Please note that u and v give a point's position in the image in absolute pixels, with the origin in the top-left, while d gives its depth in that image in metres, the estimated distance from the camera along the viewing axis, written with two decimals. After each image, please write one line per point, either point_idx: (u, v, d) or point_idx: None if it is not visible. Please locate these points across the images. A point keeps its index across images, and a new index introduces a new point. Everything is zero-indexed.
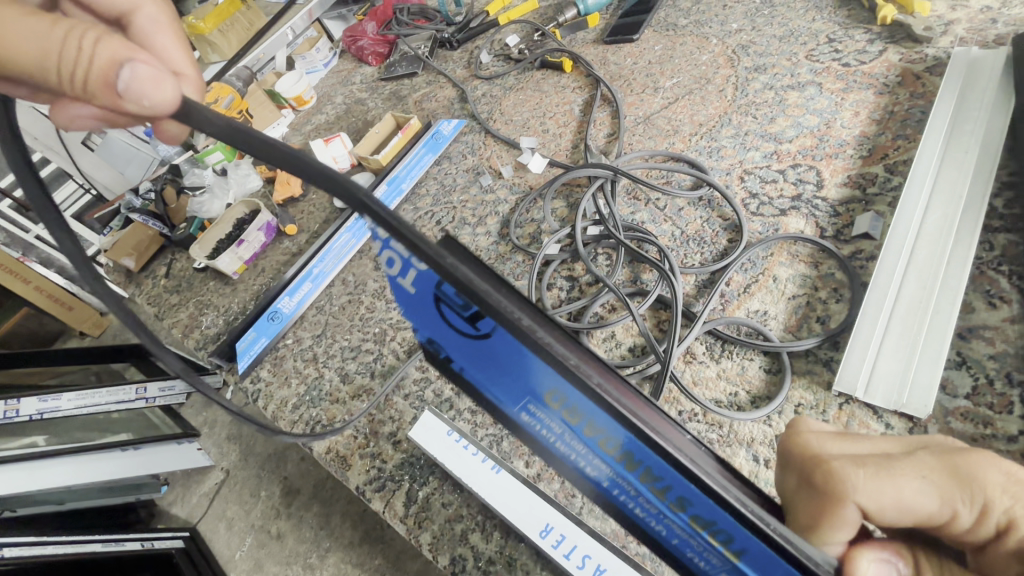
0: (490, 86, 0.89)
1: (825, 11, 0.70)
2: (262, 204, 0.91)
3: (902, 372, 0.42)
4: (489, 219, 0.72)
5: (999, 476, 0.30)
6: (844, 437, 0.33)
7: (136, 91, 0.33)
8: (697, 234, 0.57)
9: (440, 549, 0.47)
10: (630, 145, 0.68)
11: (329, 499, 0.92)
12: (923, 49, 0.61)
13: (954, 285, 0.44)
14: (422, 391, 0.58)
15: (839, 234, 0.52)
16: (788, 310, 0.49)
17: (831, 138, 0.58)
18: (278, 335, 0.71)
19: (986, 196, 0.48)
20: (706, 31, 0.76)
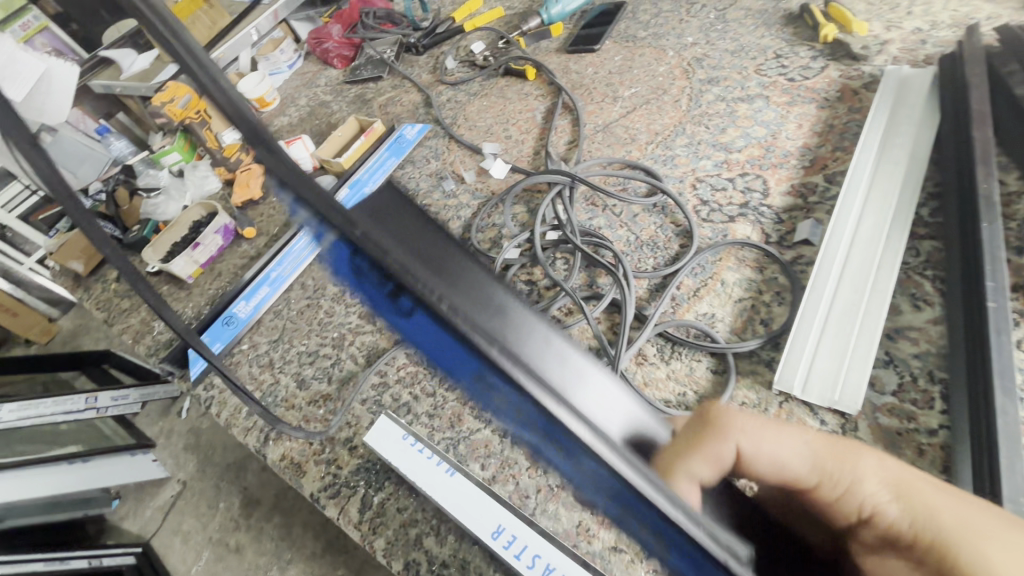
0: (455, 92, 0.90)
1: (773, 28, 0.74)
2: (219, 206, 0.88)
3: (835, 371, 0.44)
4: (451, 223, 0.72)
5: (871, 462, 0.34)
6: None
7: None
8: (650, 239, 0.58)
9: (395, 554, 0.46)
10: (589, 153, 0.70)
11: (290, 510, 0.90)
12: (861, 67, 0.64)
13: (883, 289, 0.47)
14: (380, 395, 0.58)
15: (782, 240, 0.54)
16: (734, 313, 0.51)
17: (777, 149, 0.61)
18: (233, 340, 0.69)
19: (912, 205, 0.51)
20: (663, 44, 0.79)
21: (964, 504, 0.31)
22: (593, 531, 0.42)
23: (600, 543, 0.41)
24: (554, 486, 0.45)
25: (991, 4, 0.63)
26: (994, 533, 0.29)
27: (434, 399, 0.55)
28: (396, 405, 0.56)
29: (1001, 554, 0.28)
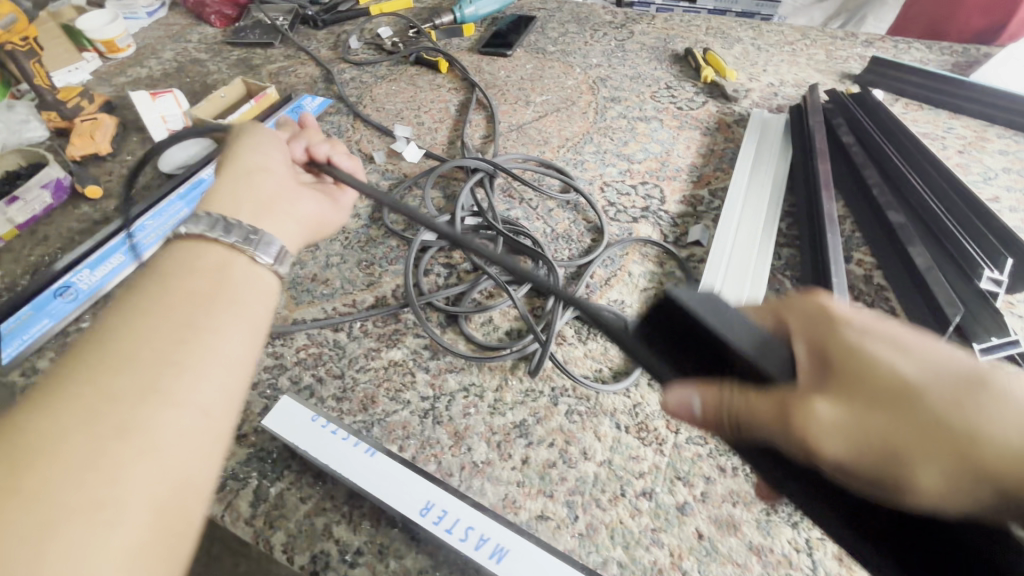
0: (360, 72, 0.87)
1: (664, 64, 0.84)
2: (48, 154, 0.69)
3: None
4: (358, 201, 0.67)
5: (875, 408, 0.27)
6: (887, 350, 0.29)
7: (313, 211, 0.48)
8: (565, 233, 0.61)
9: (296, 548, 0.41)
10: (504, 149, 0.73)
11: None
12: (733, 107, 0.76)
13: (761, 276, 0.55)
14: (275, 378, 0.51)
15: (677, 240, 0.60)
16: (640, 300, 0.55)
17: (670, 164, 0.69)
18: (68, 317, 0.57)
19: (778, 220, 0.61)
20: (571, 61, 0.86)
21: (890, 437, 0.26)
22: (520, 502, 0.42)
23: (527, 513, 0.42)
24: (478, 462, 0.44)
25: (820, 73, 0.80)
26: (930, 459, 0.26)
27: (342, 381, 0.50)
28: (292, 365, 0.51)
29: (936, 478, 0.26)
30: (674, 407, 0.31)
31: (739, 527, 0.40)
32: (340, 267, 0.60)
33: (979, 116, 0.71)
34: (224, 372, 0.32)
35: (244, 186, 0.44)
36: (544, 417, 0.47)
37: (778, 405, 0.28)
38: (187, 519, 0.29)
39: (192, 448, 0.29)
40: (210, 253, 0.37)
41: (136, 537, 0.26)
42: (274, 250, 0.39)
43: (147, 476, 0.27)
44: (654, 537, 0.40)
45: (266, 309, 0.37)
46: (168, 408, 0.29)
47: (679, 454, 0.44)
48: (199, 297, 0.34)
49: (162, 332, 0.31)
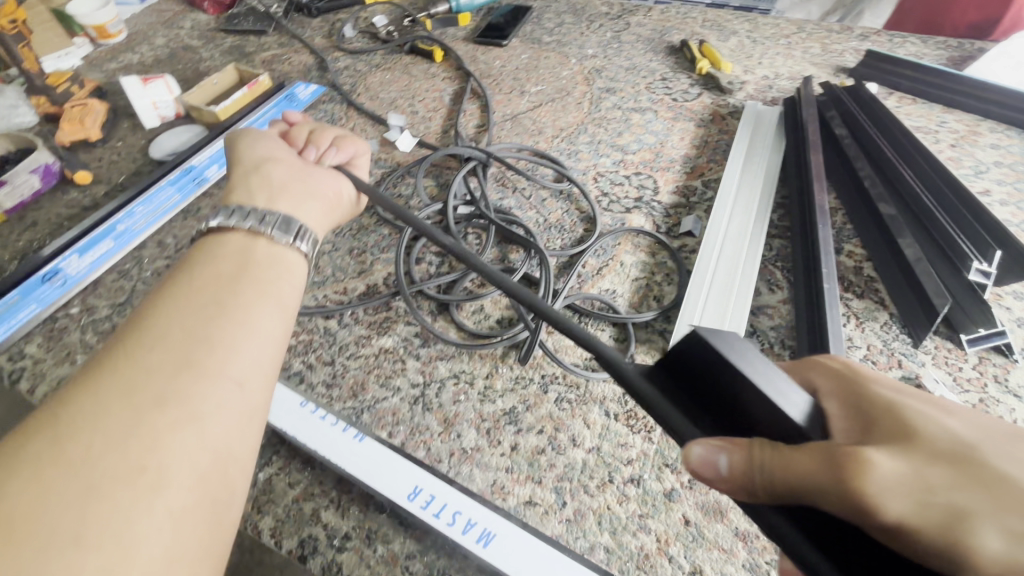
0: (355, 61, 0.86)
1: (659, 55, 0.84)
2: (37, 139, 0.68)
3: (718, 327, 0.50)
4: None
5: (924, 454, 0.23)
6: (930, 404, 0.25)
7: (326, 185, 0.50)
8: (557, 222, 0.61)
9: (284, 533, 0.41)
10: (498, 138, 0.72)
11: None
12: (727, 99, 0.76)
13: (752, 266, 0.55)
14: None
15: (670, 231, 0.60)
16: (632, 290, 0.55)
17: (664, 155, 0.68)
18: (56, 303, 0.56)
19: (769, 211, 0.61)
20: (566, 51, 0.86)
21: (941, 486, 0.22)
22: (508, 488, 0.42)
23: (515, 498, 0.42)
24: (467, 449, 0.44)
25: (815, 67, 0.80)
26: (991, 516, 0.21)
27: (332, 368, 0.50)
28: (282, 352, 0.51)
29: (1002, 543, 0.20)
30: (696, 465, 0.27)
31: (725, 513, 0.41)
32: (331, 255, 0.60)
33: (972, 111, 0.71)
34: (260, 345, 0.33)
35: (254, 178, 0.46)
36: (533, 404, 0.47)
37: (818, 452, 0.24)
38: (230, 488, 0.28)
39: (234, 417, 0.29)
40: (235, 246, 0.38)
41: (184, 499, 0.26)
42: (290, 228, 0.41)
43: (191, 442, 0.27)
44: (640, 523, 0.40)
45: (294, 294, 0.38)
46: (207, 378, 0.29)
47: (667, 441, 0.44)
48: (227, 283, 0.35)
49: (198, 311, 0.32)
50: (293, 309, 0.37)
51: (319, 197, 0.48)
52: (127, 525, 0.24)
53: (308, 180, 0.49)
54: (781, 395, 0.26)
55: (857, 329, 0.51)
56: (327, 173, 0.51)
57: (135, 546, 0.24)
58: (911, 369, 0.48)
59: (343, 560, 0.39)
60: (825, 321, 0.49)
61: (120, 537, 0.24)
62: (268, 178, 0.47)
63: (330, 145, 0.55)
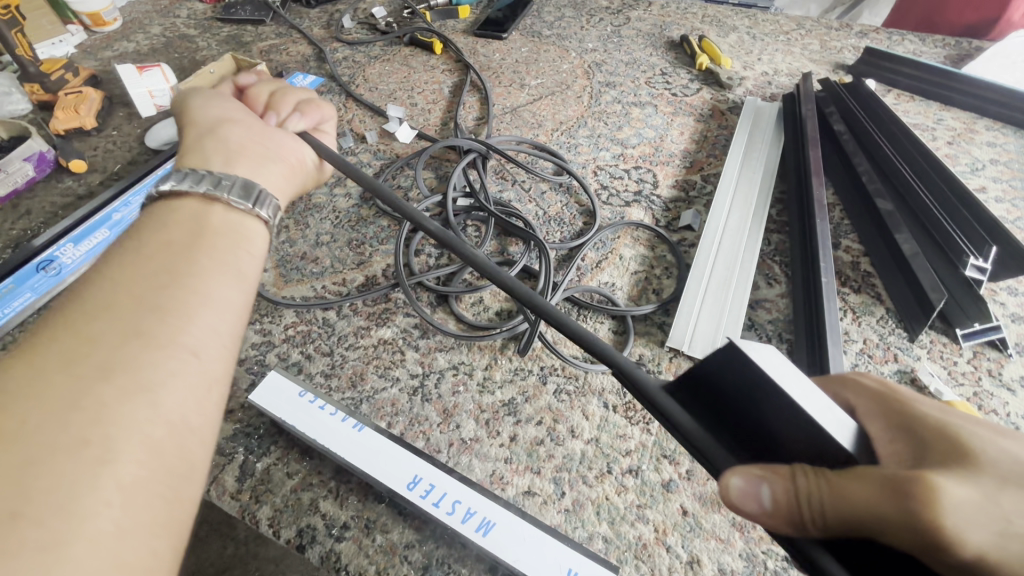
0: (354, 52, 0.85)
1: (659, 50, 0.84)
2: (31, 127, 0.68)
3: (716, 321, 0.51)
4: (350, 180, 0.66)
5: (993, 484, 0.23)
6: (983, 425, 0.26)
7: (290, 145, 0.50)
8: (557, 216, 0.61)
9: (283, 522, 0.40)
10: (498, 131, 0.72)
11: None
12: (727, 94, 0.76)
13: (749, 261, 0.56)
14: (263, 355, 0.50)
15: (669, 224, 0.60)
16: (631, 283, 0.55)
17: (663, 150, 0.69)
18: (51, 292, 0.56)
19: (768, 206, 0.61)
20: (567, 45, 0.85)
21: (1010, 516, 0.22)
22: (507, 478, 0.42)
23: (514, 489, 0.42)
24: (466, 439, 0.44)
25: (814, 63, 0.80)
26: None
27: (331, 358, 0.50)
28: (281, 343, 0.51)
29: None
30: (738, 498, 0.26)
31: (723, 504, 0.41)
32: (329, 246, 0.60)
33: (969, 109, 0.71)
34: (217, 316, 0.32)
35: (210, 141, 0.45)
36: (532, 396, 0.47)
37: (878, 482, 0.23)
38: (188, 461, 0.28)
39: (187, 388, 0.29)
40: (191, 208, 0.37)
41: (133, 471, 0.26)
42: (249, 194, 0.39)
43: (139, 414, 0.27)
44: (638, 514, 0.41)
45: (253, 263, 0.37)
46: (157, 349, 0.29)
47: (665, 433, 0.45)
48: (181, 250, 0.34)
49: (151, 278, 0.31)
50: (254, 278, 0.36)
51: (282, 156, 0.48)
52: (75, 498, 0.24)
53: (270, 142, 0.48)
54: (819, 416, 0.26)
55: (854, 323, 0.51)
56: (289, 136, 0.51)
57: (85, 519, 0.24)
58: (907, 362, 0.48)
59: (342, 549, 0.39)
60: (822, 314, 0.49)
61: (69, 511, 0.24)
62: (222, 136, 0.46)
63: (293, 111, 0.54)
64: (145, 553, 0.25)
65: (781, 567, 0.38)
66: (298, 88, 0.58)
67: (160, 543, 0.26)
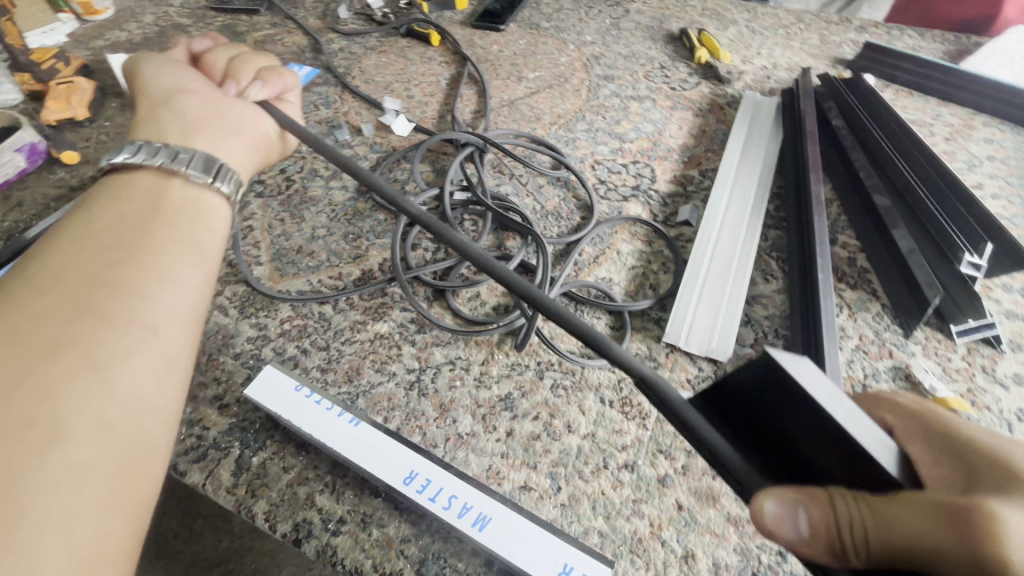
0: (350, 43, 0.84)
1: (658, 43, 0.83)
2: (22, 118, 0.67)
3: (713, 317, 0.51)
4: (346, 173, 0.66)
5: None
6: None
7: (250, 119, 0.51)
8: (554, 210, 0.61)
9: (279, 517, 0.40)
10: (495, 124, 0.72)
11: None
12: (726, 89, 0.76)
13: (746, 256, 0.56)
14: (259, 349, 0.50)
15: (667, 220, 0.60)
16: (628, 278, 0.55)
17: (662, 144, 0.68)
18: None
19: (765, 201, 0.61)
20: (565, 38, 0.85)
21: None
22: (503, 473, 0.42)
23: (510, 483, 0.42)
24: (463, 434, 0.44)
25: (813, 58, 0.80)
26: None
27: (327, 353, 0.50)
28: (277, 337, 0.51)
29: None
30: (774, 523, 0.26)
31: (718, 499, 0.41)
32: (326, 240, 0.59)
33: (967, 105, 0.71)
34: (173, 293, 0.35)
35: (165, 113, 0.46)
36: (529, 391, 0.47)
37: (928, 511, 0.23)
38: (145, 439, 0.31)
39: (142, 363, 0.32)
40: (145, 188, 0.40)
41: (80, 450, 0.28)
42: (208, 168, 0.43)
43: (92, 392, 0.30)
44: (634, 508, 0.41)
45: (212, 240, 0.40)
46: (108, 326, 0.32)
47: (661, 428, 0.45)
48: (136, 231, 0.37)
49: (106, 257, 0.35)
50: (212, 254, 0.40)
51: (242, 130, 0.49)
52: (23, 475, 0.26)
53: (230, 118, 0.49)
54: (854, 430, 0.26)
55: (850, 319, 0.51)
56: (251, 109, 0.52)
57: (35, 497, 0.26)
58: (902, 358, 0.48)
59: (339, 544, 0.39)
60: (818, 310, 0.49)
61: (12, 485, 0.26)
62: (176, 110, 0.47)
63: (254, 80, 0.53)
64: (97, 530, 0.28)
65: (775, 561, 0.39)
66: (258, 53, 0.57)
67: (115, 518, 0.29)
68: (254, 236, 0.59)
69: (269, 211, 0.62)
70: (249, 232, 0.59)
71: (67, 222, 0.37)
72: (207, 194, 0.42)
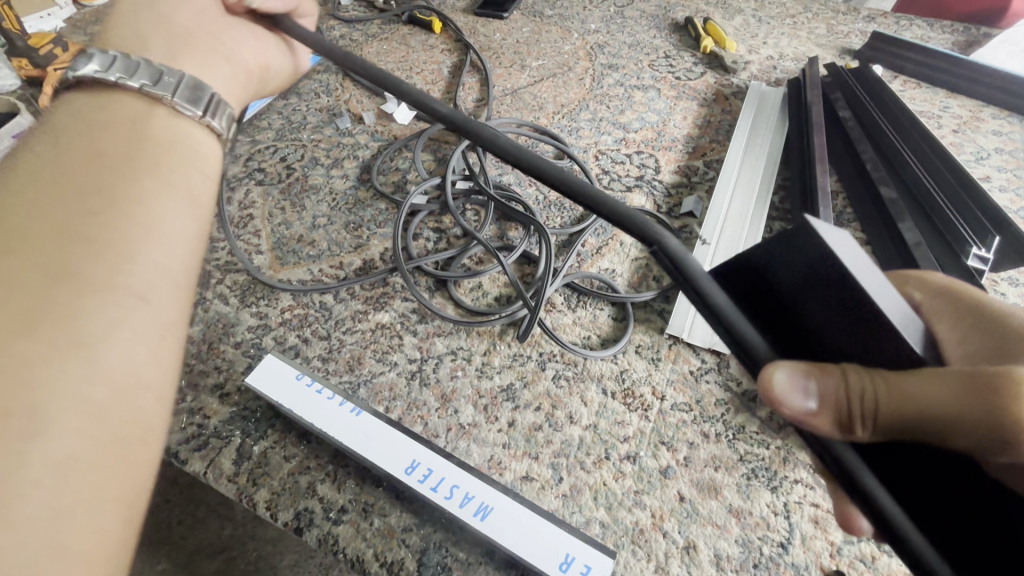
0: (350, 30, 0.83)
1: (663, 32, 0.82)
2: (19, 104, 0.66)
3: None
4: (347, 162, 0.65)
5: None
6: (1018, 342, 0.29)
7: (249, 49, 0.47)
8: (557, 200, 0.61)
9: (281, 505, 0.40)
10: (498, 113, 0.71)
11: None
12: (731, 79, 0.75)
13: (750, 249, 0.55)
14: (259, 338, 0.50)
15: (670, 211, 0.60)
16: (631, 269, 0.55)
17: (666, 134, 0.68)
18: None
19: (770, 193, 0.61)
20: (569, 26, 0.84)
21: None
22: (505, 463, 0.42)
23: (512, 474, 0.42)
24: (465, 424, 0.44)
25: (820, 48, 0.79)
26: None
27: (328, 342, 0.50)
28: (277, 326, 0.50)
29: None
30: (786, 388, 0.27)
31: (720, 491, 0.41)
32: (327, 229, 0.59)
33: (975, 96, 0.71)
34: (163, 250, 0.32)
35: (151, 25, 0.42)
36: (531, 381, 0.47)
37: (948, 383, 0.25)
38: (140, 421, 0.29)
39: (130, 333, 0.29)
40: (125, 119, 0.35)
41: (69, 441, 0.26)
42: (198, 99, 0.38)
43: (77, 371, 0.27)
44: (636, 499, 0.41)
45: (204, 185, 0.37)
46: (91, 293, 0.29)
47: (663, 419, 0.45)
48: (114, 173, 0.32)
49: (82, 204, 0.31)
50: (204, 205, 0.36)
51: (237, 60, 0.45)
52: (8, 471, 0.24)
53: (223, 43, 0.45)
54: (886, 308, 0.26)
55: None
56: (251, 38, 0.48)
57: (17, 499, 0.24)
58: None
59: (340, 532, 0.39)
60: None
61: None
62: (163, 18, 0.43)
63: None
64: (90, 527, 0.26)
65: (776, 552, 0.39)
66: None
67: (106, 513, 0.26)
68: (255, 224, 0.59)
69: (269, 199, 0.61)
70: (250, 221, 0.59)
71: (33, 156, 0.32)
72: (194, 130, 0.38)
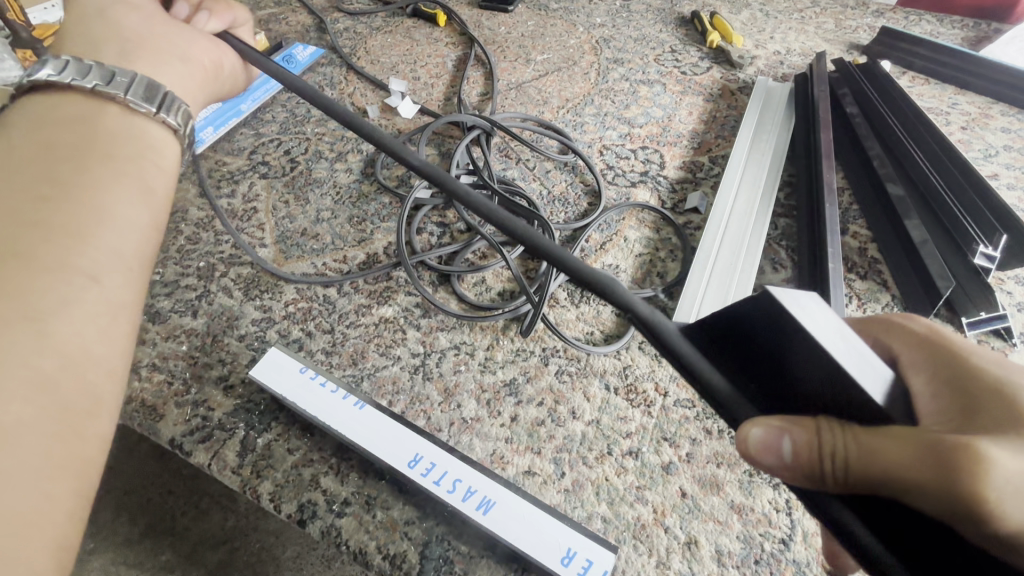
0: (355, 23, 0.83)
1: (669, 26, 0.82)
2: None
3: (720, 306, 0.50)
4: (351, 156, 0.65)
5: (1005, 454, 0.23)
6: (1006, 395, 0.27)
7: (200, 50, 0.48)
8: (562, 195, 0.60)
9: (284, 497, 0.41)
10: (502, 108, 0.71)
11: None
12: (738, 74, 0.74)
13: (755, 246, 0.55)
14: (263, 331, 0.50)
15: (675, 207, 0.59)
16: (635, 265, 0.55)
17: (671, 130, 0.67)
18: None
19: (776, 190, 0.60)
20: (574, 20, 0.83)
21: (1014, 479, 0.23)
22: (507, 458, 0.42)
23: (514, 468, 0.42)
24: (467, 419, 0.44)
25: (828, 43, 0.78)
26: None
27: (331, 336, 0.50)
28: (281, 320, 0.51)
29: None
30: (758, 447, 0.27)
31: (722, 487, 0.41)
32: (330, 222, 0.59)
33: (984, 93, 0.70)
34: (116, 237, 0.34)
35: (103, 31, 0.43)
36: (534, 376, 0.47)
37: (913, 450, 0.23)
38: (90, 394, 0.31)
39: (83, 310, 0.31)
40: (79, 114, 0.37)
41: (20, 406, 0.28)
42: (151, 96, 0.40)
43: (30, 342, 0.29)
44: (638, 495, 0.41)
45: (161, 178, 0.38)
46: (41, 275, 0.31)
47: (666, 415, 0.45)
48: (70, 165, 0.34)
49: (37, 192, 0.33)
50: (160, 193, 0.38)
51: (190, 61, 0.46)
52: None
53: (177, 48, 0.46)
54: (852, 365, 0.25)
55: (859, 310, 0.51)
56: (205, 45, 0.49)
57: None
58: None
59: (343, 525, 0.39)
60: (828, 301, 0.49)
61: None
62: (113, 28, 0.44)
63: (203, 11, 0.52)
64: (42, 484, 0.28)
65: (777, 549, 0.39)
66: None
67: (58, 470, 0.29)
68: (259, 218, 0.59)
69: (274, 192, 0.61)
70: (253, 214, 0.59)
71: None
72: (149, 125, 0.39)
